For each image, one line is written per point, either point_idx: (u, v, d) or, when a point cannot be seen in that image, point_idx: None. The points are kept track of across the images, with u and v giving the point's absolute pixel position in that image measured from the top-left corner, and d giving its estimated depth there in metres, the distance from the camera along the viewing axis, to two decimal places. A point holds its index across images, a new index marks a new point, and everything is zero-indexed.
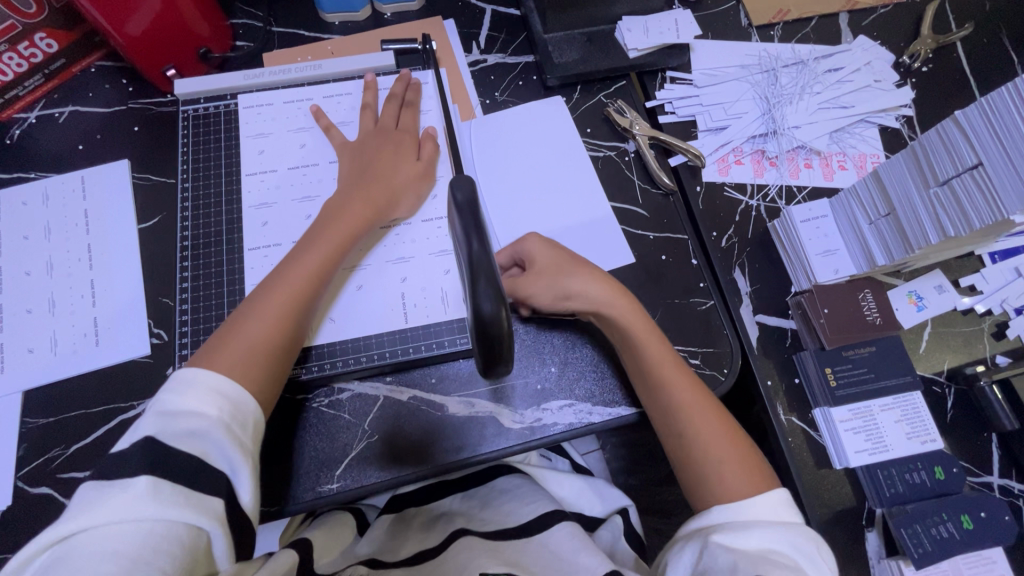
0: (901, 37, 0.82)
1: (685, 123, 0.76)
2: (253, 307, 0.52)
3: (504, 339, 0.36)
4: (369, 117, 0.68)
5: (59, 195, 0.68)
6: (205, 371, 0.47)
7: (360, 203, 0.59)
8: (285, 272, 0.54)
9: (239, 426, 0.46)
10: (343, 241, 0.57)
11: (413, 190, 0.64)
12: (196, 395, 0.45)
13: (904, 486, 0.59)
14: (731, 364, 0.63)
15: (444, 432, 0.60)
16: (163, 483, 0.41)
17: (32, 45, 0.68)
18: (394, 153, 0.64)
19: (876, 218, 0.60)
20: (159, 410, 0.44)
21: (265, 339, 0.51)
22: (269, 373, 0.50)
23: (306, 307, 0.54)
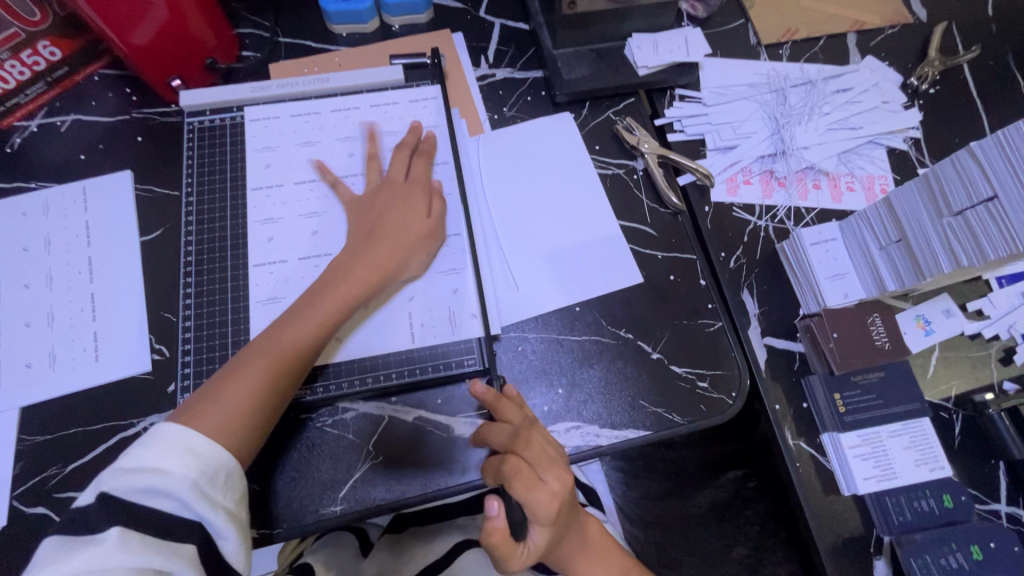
0: (908, 59, 0.82)
1: (694, 142, 0.76)
2: (242, 364, 0.52)
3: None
4: (375, 169, 0.66)
5: (60, 206, 0.67)
6: (181, 426, 0.46)
7: (364, 269, 0.58)
8: (279, 335, 0.53)
9: (208, 480, 0.44)
10: (342, 306, 0.56)
11: (422, 249, 0.62)
12: (164, 454, 0.44)
13: (912, 514, 0.59)
14: (739, 387, 0.63)
15: (450, 454, 0.59)
16: (132, 534, 0.41)
17: (35, 53, 0.67)
18: (403, 204, 0.62)
19: (887, 244, 0.60)
20: (121, 467, 0.43)
21: (252, 402, 0.50)
22: (250, 435, 0.49)
23: (297, 373, 0.53)
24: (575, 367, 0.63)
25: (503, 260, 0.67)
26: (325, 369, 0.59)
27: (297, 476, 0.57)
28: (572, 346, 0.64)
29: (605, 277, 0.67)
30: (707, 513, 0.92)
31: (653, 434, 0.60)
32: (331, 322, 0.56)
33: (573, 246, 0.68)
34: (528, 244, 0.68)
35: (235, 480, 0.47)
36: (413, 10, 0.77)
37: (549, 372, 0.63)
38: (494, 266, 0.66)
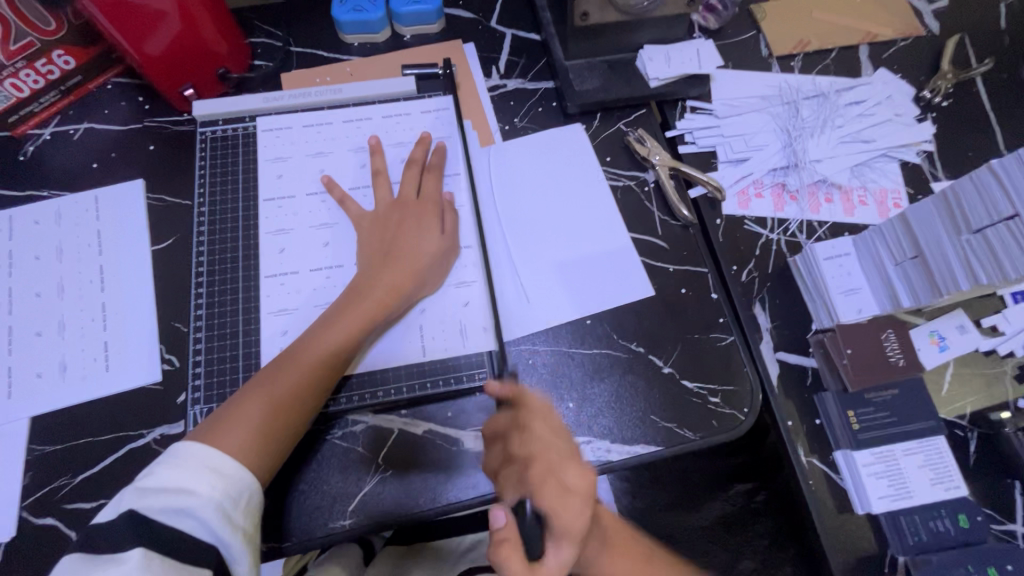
0: (921, 71, 0.82)
1: (705, 154, 0.75)
2: (259, 388, 0.53)
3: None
4: (383, 185, 0.66)
5: (72, 215, 0.67)
6: (206, 447, 0.47)
7: (382, 290, 0.59)
8: (293, 360, 0.54)
9: (231, 505, 0.46)
10: (357, 331, 0.57)
11: (439, 266, 0.63)
12: (190, 474, 0.45)
13: (927, 534, 0.58)
14: (751, 403, 0.62)
15: (460, 468, 0.59)
16: (155, 555, 0.43)
17: (50, 62, 0.68)
18: (417, 224, 0.63)
19: (902, 260, 0.60)
20: (148, 484, 0.45)
21: (267, 427, 0.51)
22: (267, 459, 0.50)
23: (312, 398, 0.54)
24: (586, 380, 0.63)
25: (513, 273, 0.66)
26: (353, 377, 0.60)
27: (307, 489, 0.57)
28: (583, 359, 0.63)
29: (616, 289, 0.66)
30: (714, 527, 0.91)
31: (664, 450, 0.60)
32: (346, 345, 0.56)
33: (584, 259, 0.67)
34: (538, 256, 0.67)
35: (254, 505, 0.48)
36: (425, 21, 0.78)
37: (559, 386, 0.62)
38: (503, 279, 0.66)
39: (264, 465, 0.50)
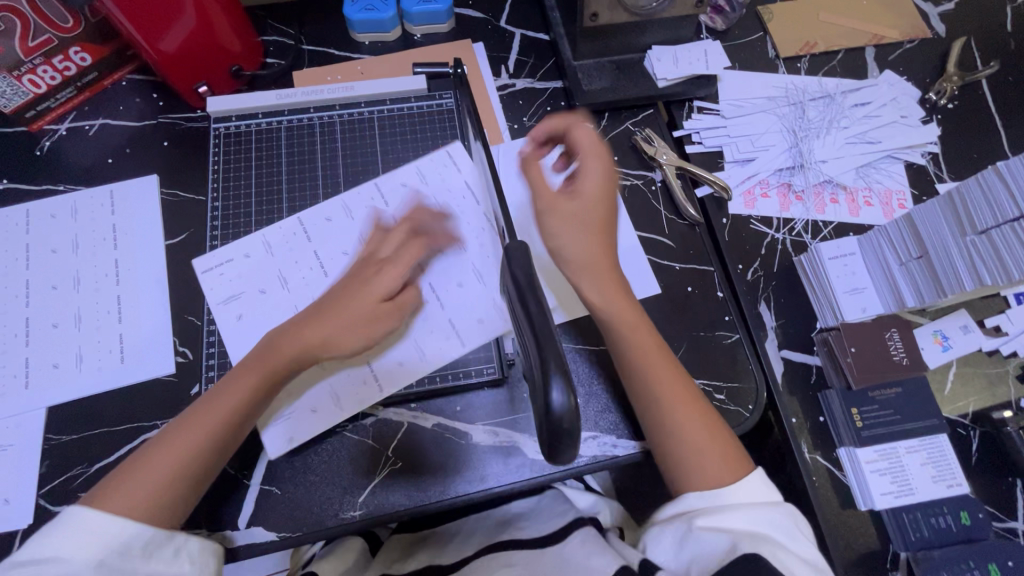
0: (927, 73, 0.83)
1: (712, 154, 0.76)
2: (214, 396, 0.53)
3: (574, 433, 0.35)
4: (376, 237, 0.61)
5: (88, 209, 0.68)
6: (93, 510, 0.46)
7: (308, 334, 0.55)
8: (262, 357, 0.55)
9: (117, 556, 0.45)
10: (300, 350, 0.55)
11: (371, 329, 0.56)
12: (77, 540, 0.45)
13: (929, 530, 0.59)
14: (756, 400, 0.63)
15: (468, 461, 0.60)
16: None
17: (66, 59, 0.69)
18: (367, 281, 0.58)
19: (907, 260, 0.60)
20: (20, 561, 0.44)
21: (196, 443, 0.51)
22: (191, 476, 0.50)
23: (245, 416, 0.53)
24: (593, 376, 0.63)
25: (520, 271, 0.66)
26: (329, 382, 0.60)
27: (318, 480, 0.58)
28: (591, 356, 0.64)
29: None
30: None
31: None
32: (291, 362, 0.55)
33: None
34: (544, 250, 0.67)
35: (165, 550, 0.48)
36: (436, 20, 0.78)
37: None
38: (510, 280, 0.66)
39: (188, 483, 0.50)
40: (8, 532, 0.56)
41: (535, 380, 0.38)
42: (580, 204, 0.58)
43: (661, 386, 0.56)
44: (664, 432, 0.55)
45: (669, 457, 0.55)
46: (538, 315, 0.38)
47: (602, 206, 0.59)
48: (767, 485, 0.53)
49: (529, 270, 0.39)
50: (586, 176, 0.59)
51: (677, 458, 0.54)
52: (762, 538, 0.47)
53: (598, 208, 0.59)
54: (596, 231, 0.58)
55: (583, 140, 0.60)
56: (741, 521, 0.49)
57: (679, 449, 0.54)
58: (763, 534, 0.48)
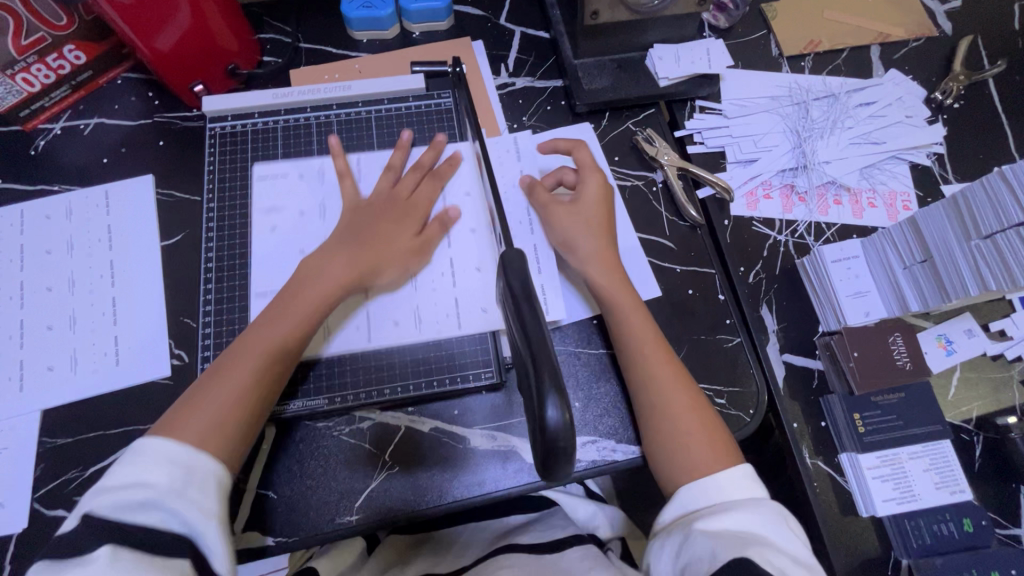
0: (933, 73, 0.81)
1: (714, 154, 0.75)
2: (244, 344, 0.54)
3: (569, 454, 0.34)
4: (388, 179, 0.66)
5: (83, 210, 0.67)
6: (165, 439, 0.47)
7: (346, 263, 0.59)
8: (290, 299, 0.57)
9: (193, 491, 0.45)
10: (351, 277, 0.59)
11: (405, 265, 0.62)
12: (151, 465, 0.45)
13: (931, 538, 0.58)
14: (757, 405, 0.62)
15: (466, 466, 0.59)
16: (124, 551, 0.41)
17: (60, 57, 0.68)
18: (394, 222, 0.63)
19: (910, 263, 0.60)
20: (110, 482, 0.44)
21: (247, 385, 0.52)
22: (247, 416, 0.51)
23: (291, 358, 0.55)
24: (592, 379, 0.63)
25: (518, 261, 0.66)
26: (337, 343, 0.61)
27: (314, 485, 0.58)
28: (589, 359, 0.64)
29: None
30: None
31: None
32: (324, 302, 0.57)
33: None
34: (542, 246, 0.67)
35: (224, 493, 0.47)
36: (435, 18, 0.77)
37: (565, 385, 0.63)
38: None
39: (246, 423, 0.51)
40: (3, 536, 0.56)
41: (526, 396, 0.37)
42: (584, 208, 0.64)
43: (657, 371, 0.57)
44: (664, 418, 0.56)
45: (666, 447, 0.55)
46: (533, 321, 0.37)
47: (603, 213, 0.65)
48: (756, 480, 0.52)
49: (525, 282, 0.38)
50: (590, 184, 0.65)
51: (679, 445, 0.54)
52: (755, 538, 0.46)
53: (602, 211, 0.65)
54: (599, 232, 0.63)
55: (582, 158, 0.67)
56: (734, 521, 0.48)
57: (679, 435, 0.55)
58: (758, 534, 0.47)
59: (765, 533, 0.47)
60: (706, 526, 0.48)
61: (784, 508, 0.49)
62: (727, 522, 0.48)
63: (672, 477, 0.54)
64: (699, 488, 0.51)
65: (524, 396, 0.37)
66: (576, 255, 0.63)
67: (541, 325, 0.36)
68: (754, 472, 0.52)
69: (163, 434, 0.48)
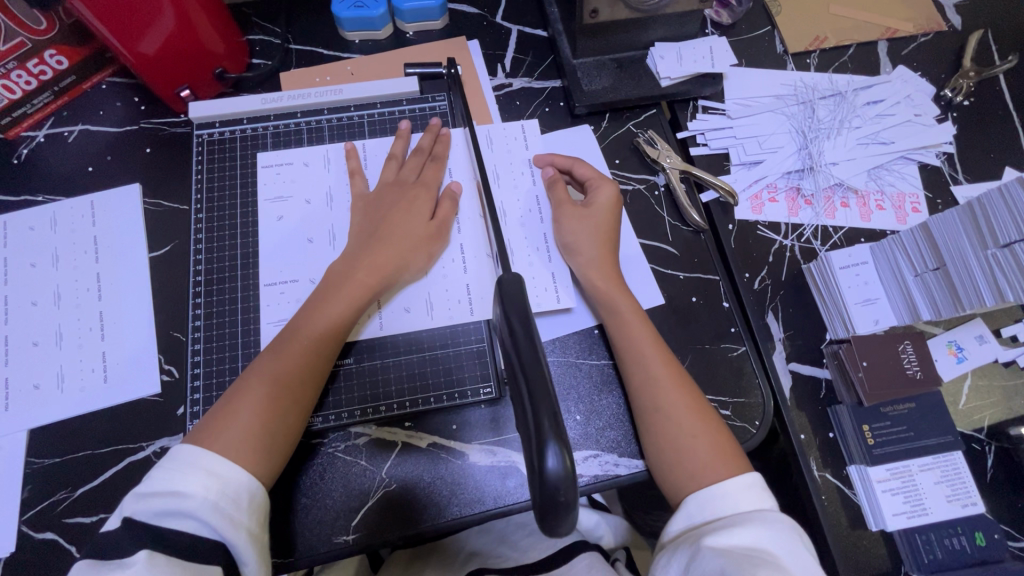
0: (942, 69, 0.79)
1: (717, 156, 0.73)
2: (250, 381, 0.51)
3: (570, 507, 0.32)
4: (392, 169, 0.65)
5: (68, 221, 0.65)
6: (201, 448, 0.46)
7: (366, 271, 0.57)
8: (295, 334, 0.54)
9: (230, 503, 0.45)
10: (380, 276, 0.58)
11: (424, 250, 0.61)
12: (189, 473, 0.44)
13: (942, 552, 0.57)
14: (763, 416, 0.60)
15: (465, 483, 0.57)
16: (160, 555, 0.42)
17: (42, 62, 0.65)
18: (407, 208, 0.61)
19: (922, 271, 0.58)
20: (150, 485, 0.44)
21: (264, 419, 0.49)
22: (268, 449, 0.49)
23: (309, 384, 0.53)
24: (595, 391, 0.61)
25: (531, 251, 0.65)
26: (358, 342, 0.60)
27: (310, 503, 0.56)
28: (590, 370, 0.62)
29: None
30: None
31: None
32: (333, 330, 0.55)
33: None
34: (545, 244, 0.65)
35: (259, 503, 0.47)
36: (429, 17, 0.75)
37: (566, 397, 0.61)
38: (531, 260, 0.64)
39: (266, 456, 0.49)
40: None
41: (523, 438, 0.35)
42: (588, 213, 0.63)
43: (660, 375, 0.55)
44: (666, 423, 0.54)
45: (668, 455, 0.53)
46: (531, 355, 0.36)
47: (609, 220, 0.63)
48: (765, 491, 0.50)
49: (523, 310, 0.38)
50: (595, 192, 0.64)
51: (682, 451, 0.53)
52: (763, 557, 0.44)
53: (610, 217, 0.63)
54: (605, 239, 0.62)
55: (585, 169, 0.66)
56: (741, 539, 0.46)
57: (684, 440, 0.53)
58: (767, 552, 0.45)
59: (774, 549, 0.45)
60: (713, 543, 0.46)
61: (794, 522, 0.47)
62: (735, 539, 0.46)
63: (676, 487, 0.52)
64: (704, 499, 0.50)
65: (521, 437, 0.35)
66: (579, 262, 0.61)
67: (539, 359, 0.35)
68: (763, 481, 0.51)
69: (200, 442, 0.47)
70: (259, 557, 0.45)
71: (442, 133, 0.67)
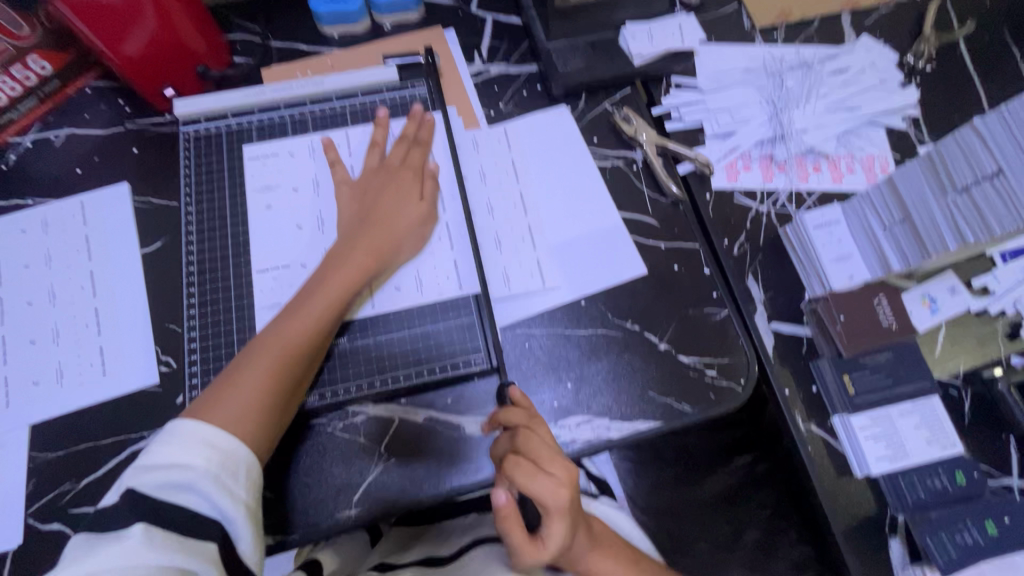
0: (904, 37, 0.82)
1: (692, 130, 0.75)
2: (247, 359, 0.53)
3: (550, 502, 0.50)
4: (375, 154, 0.67)
5: (59, 221, 0.66)
6: (196, 421, 0.47)
7: (360, 253, 0.60)
8: (294, 313, 0.56)
9: (230, 476, 0.46)
10: (372, 257, 0.60)
11: (416, 232, 0.63)
12: (187, 446, 0.46)
13: (926, 492, 0.59)
14: (748, 374, 0.63)
15: (462, 455, 0.59)
16: (155, 530, 0.43)
17: (26, 68, 0.67)
18: (395, 190, 0.64)
19: (891, 224, 0.60)
20: (149, 460, 0.45)
21: (260, 395, 0.51)
22: (266, 425, 0.50)
23: (305, 363, 0.55)
24: (584, 359, 0.63)
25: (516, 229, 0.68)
26: (353, 322, 0.62)
27: (310, 482, 0.57)
28: (579, 340, 0.64)
29: (611, 270, 0.66)
30: (720, 500, 0.89)
31: (663, 425, 0.60)
32: (330, 311, 0.56)
33: (577, 240, 0.68)
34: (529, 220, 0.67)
35: (256, 480, 0.48)
36: (405, 9, 0.77)
37: (557, 367, 0.63)
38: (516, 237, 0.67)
39: (263, 434, 0.50)
40: None
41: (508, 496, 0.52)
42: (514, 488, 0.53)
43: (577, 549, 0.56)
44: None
45: None
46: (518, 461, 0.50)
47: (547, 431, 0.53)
48: None
49: None
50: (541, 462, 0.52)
51: None
52: None
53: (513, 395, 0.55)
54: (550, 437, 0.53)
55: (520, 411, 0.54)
56: None
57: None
58: None
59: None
60: None
61: None
62: None
63: None
64: None
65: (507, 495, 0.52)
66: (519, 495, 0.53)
67: None
68: None
69: (194, 416, 0.48)
70: (255, 533, 0.46)
71: (427, 118, 0.69)
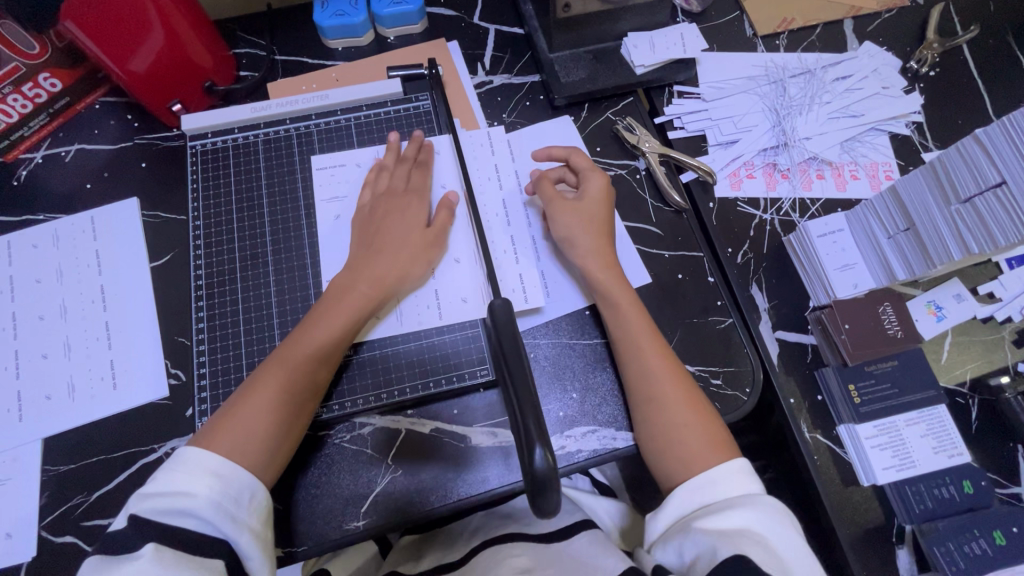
0: (907, 42, 0.82)
1: (695, 138, 0.76)
2: (251, 388, 0.53)
3: (555, 487, 0.35)
4: (383, 179, 0.67)
5: (70, 237, 0.67)
6: (202, 450, 0.48)
7: (367, 283, 0.59)
8: (297, 341, 0.56)
9: (233, 502, 0.47)
10: (377, 288, 0.59)
11: (423, 260, 0.62)
12: (192, 475, 0.46)
13: (933, 501, 0.59)
14: (753, 383, 0.63)
15: (469, 465, 0.59)
16: (166, 548, 0.44)
17: (36, 86, 0.68)
18: (402, 216, 0.64)
19: (895, 233, 0.61)
20: (153, 489, 0.46)
21: (263, 426, 0.51)
22: (270, 453, 0.51)
23: (309, 392, 0.55)
24: (589, 369, 0.63)
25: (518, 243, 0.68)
26: (369, 340, 0.62)
27: (318, 493, 0.58)
28: (583, 349, 0.64)
29: None
30: None
31: None
32: (331, 340, 0.56)
33: None
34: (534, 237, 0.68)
35: (262, 504, 0.49)
36: (407, 21, 0.77)
37: (563, 377, 0.63)
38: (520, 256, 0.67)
39: (269, 460, 0.51)
40: (12, 565, 0.56)
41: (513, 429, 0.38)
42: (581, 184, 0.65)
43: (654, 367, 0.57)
44: (662, 413, 0.56)
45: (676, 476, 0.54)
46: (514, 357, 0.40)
47: (603, 202, 0.65)
48: (750, 475, 0.52)
49: (516, 344, 0.40)
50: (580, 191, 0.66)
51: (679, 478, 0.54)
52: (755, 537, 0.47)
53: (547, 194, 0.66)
54: (596, 233, 0.63)
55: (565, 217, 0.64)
56: (736, 519, 0.48)
57: (654, 372, 0.57)
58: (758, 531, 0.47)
59: (764, 530, 0.47)
60: (704, 523, 0.48)
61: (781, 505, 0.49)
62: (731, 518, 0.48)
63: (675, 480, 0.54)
64: (704, 483, 0.52)
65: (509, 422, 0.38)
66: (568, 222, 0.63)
67: (524, 369, 0.38)
68: (749, 468, 0.52)
69: (200, 446, 0.49)
70: (262, 553, 0.47)
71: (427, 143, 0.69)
